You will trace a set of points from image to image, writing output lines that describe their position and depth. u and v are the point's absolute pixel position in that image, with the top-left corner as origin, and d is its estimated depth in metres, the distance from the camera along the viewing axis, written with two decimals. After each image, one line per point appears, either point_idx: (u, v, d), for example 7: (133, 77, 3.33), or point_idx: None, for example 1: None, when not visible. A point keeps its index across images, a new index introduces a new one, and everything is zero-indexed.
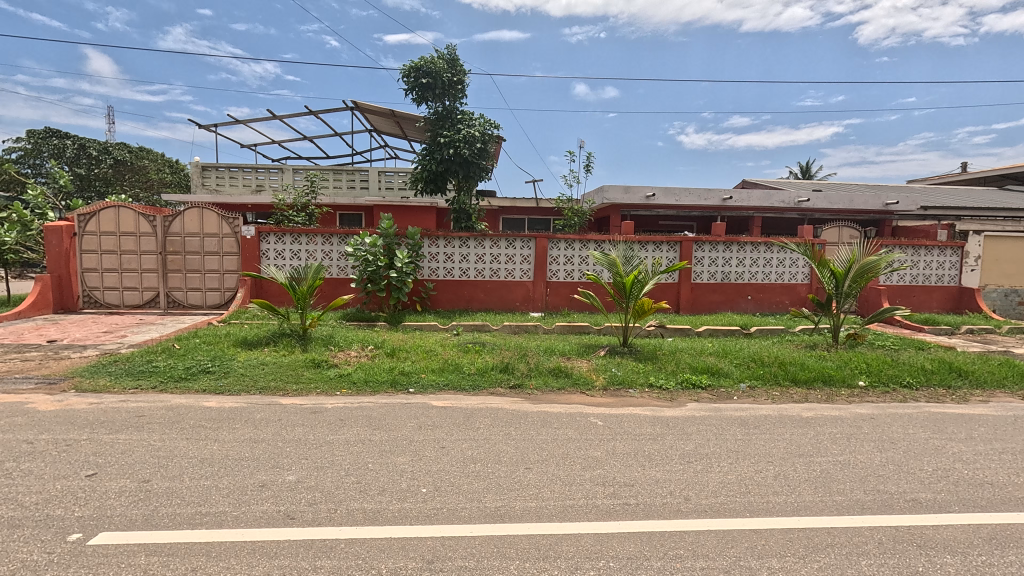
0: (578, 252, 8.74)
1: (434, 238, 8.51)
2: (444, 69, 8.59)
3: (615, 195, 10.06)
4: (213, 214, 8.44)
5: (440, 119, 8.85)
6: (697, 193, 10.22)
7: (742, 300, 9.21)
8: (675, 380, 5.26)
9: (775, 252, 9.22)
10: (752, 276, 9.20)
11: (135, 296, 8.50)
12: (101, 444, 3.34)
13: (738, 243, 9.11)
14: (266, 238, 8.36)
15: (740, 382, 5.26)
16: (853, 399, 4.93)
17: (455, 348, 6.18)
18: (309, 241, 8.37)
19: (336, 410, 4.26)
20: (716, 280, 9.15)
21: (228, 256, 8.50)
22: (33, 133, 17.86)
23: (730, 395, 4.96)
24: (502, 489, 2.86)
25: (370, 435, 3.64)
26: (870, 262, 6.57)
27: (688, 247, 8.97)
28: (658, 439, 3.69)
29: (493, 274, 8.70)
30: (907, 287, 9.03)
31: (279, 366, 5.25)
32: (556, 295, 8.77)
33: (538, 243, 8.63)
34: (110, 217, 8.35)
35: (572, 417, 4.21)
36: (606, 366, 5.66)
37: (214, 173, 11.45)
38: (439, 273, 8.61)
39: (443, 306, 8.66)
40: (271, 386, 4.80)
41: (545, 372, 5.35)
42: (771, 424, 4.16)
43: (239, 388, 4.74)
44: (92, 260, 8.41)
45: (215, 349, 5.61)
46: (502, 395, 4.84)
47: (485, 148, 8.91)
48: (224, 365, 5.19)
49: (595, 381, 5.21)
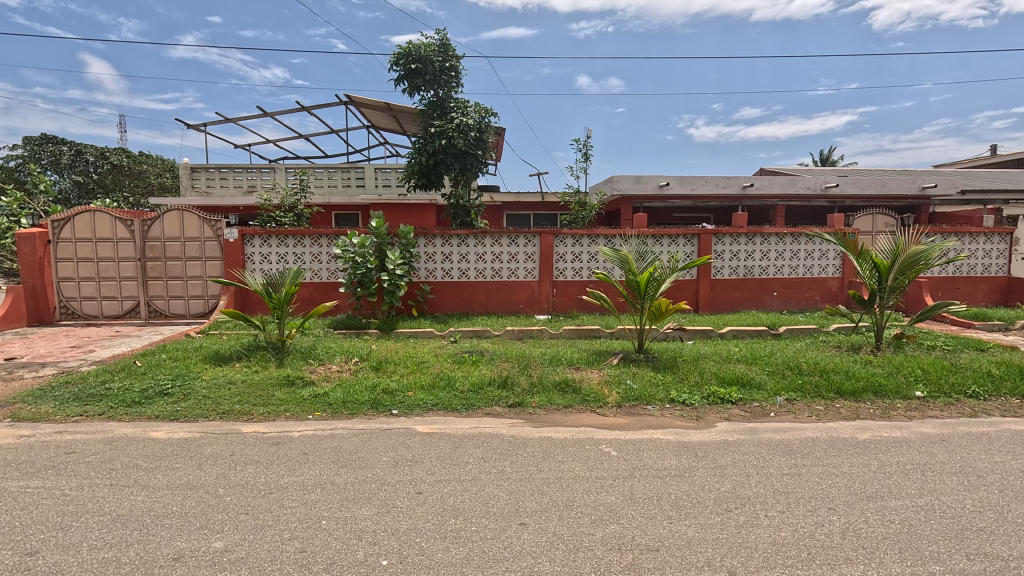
0: (586, 248, 8.05)
1: (430, 236, 7.86)
2: (434, 54, 7.92)
3: (625, 185, 9.34)
4: (194, 216, 7.88)
5: (432, 108, 8.20)
6: (714, 181, 9.45)
7: (767, 296, 8.44)
8: (700, 395, 4.53)
9: (803, 243, 8.43)
10: (777, 270, 8.43)
11: (115, 306, 7.99)
12: (3, 496, 2.74)
13: (762, 235, 8.35)
14: (250, 240, 7.80)
15: (776, 395, 4.52)
16: (914, 415, 4.17)
17: (449, 360, 5.52)
18: (297, 244, 7.78)
19: (302, 441, 3.63)
20: (738, 276, 8.40)
21: (210, 261, 7.95)
22: (29, 139, 17.40)
23: (767, 412, 4.24)
24: (486, 561, 2.18)
25: (333, 477, 3.00)
26: (920, 252, 5.78)
27: (707, 239, 8.22)
28: (686, 476, 2.99)
29: (495, 275, 8.04)
30: (950, 278, 8.19)
31: (248, 385, 4.64)
32: (564, 296, 8.10)
33: (543, 239, 7.94)
34: (86, 221, 7.84)
35: (579, 446, 3.52)
36: (620, 378, 4.95)
37: (204, 174, 10.93)
38: (436, 274, 7.96)
39: (441, 310, 8.01)
40: (235, 411, 4.19)
41: (549, 386, 4.66)
42: (822, 451, 3.44)
43: (197, 413, 4.14)
44: (69, 268, 7.91)
45: (180, 366, 5.01)
46: (498, 417, 4.16)
47: (481, 137, 8.24)
48: (185, 386, 4.58)
49: (608, 397, 4.52)
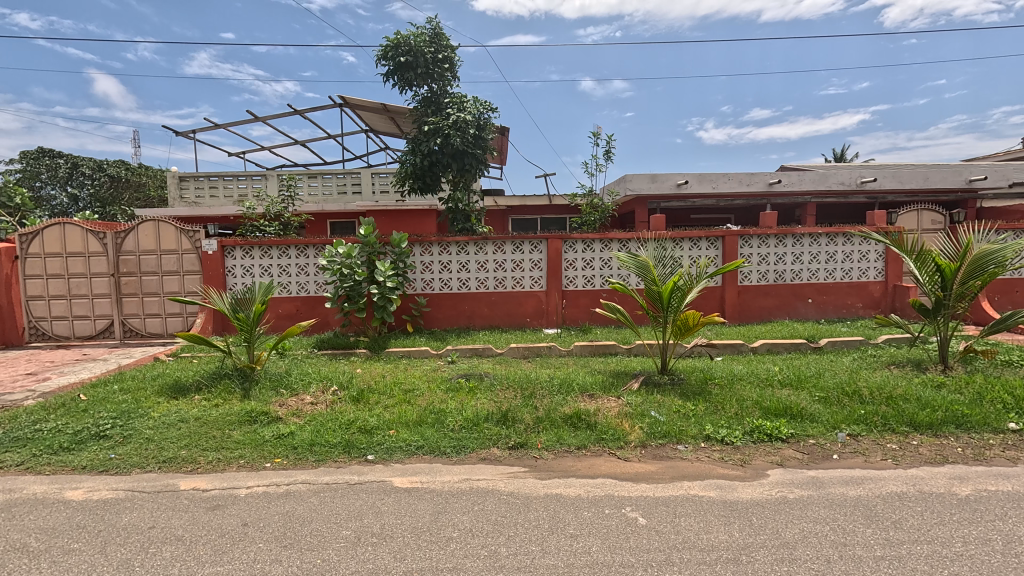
0: (598, 254, 7.28)
1: (427, 243, 7.14)
2: (425, 44, 7.23)
3: (639, 185, 8.48)
4: (170, 227, 7.26)
5: (425, 105, 7.52)
6: (737, 178, 8.54)
7: (801, 303, 7.60)
8: (741, 430, 3.71)
9: (840, 245, 7.58)
10: (811, 275, 7.59)
11: (87, 326, 7.38)
12: None
13: (794, 235, 7.52)
14: (231, 252, 7.18)
15: (835, 431, 3.71)
16: (1017, 456, 3.32)
17: (441, 387, 4.77)
18: (282, 255, 7.14)
19: (247, 503, 2.89)
20: (769, 282, 7.58)
21: (188, 275, 7.32)
22: (26, 153, 17.15)
23: (829, 454, 3.42)
24: None
25: (267, 568, 2.25)
26: (995, 251, 4.91)
27: (732, 241, 7.42)
28: (744, 565, 2.19)
29: (498, 285, 7.30)
30: (1011, 281, 7.25)
31: (201, 425, 3.92)
32: (574, 308, 7.33)
33: (550, 245, 7.20)
34: (56, 235, 7.26)
35: (597, 511, 2.72)
36: (643, 408, 4.15)
37: (192, 183, 10.35)
38: (433, 285, 7.23)
39: (439, 325, 7.27)
40: (179, 459, 3.47)
41: (557, 421, 3.89)
42: (917, 515, 2.61)
43: (132, 462, 3.42)
44: (38, 286, 7.33)
45: (128, 400, 4.31)
46: (494, 464, 3.39)
47: (480, 134, 7.51)
48: (127, 426, 3.87)
49: (629, 434, 3.74)
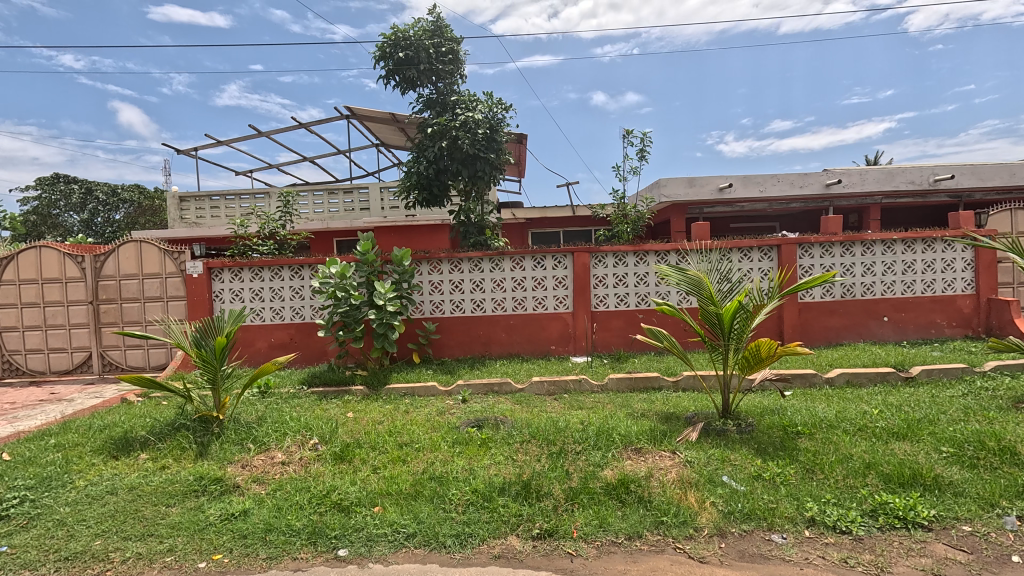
0: (633, 268, 6.30)
1: (435, 260, 6.27)
2: (426, 38, 6.49)
3: (675, 190, 7.49)
4: (153, 248, 6.55)
5: (430, 106, 6.73)
6: (788, 180, 7.46)
7: (875, 322, 6.46)
8: (858, 510, 2.64)
9: (919, 253, 6.43)
10: (886, 289, 6.46)
11: (63, 359, 6.67)
12: None
13: (864, 242, 6.40)
14: (218, 275, 6.43)
15: (997, 512, 2.60)
16: None
17: (447, 438, 3.80)
18: (274, 277, 6.38)
19: None
20: (834, 297, 6.46)
21: (173, 302, 6.57)
22: (42, 179, 17.03)
23: (1006, 555, 2.32)
24: None
25: None
26: None
27: (790, 251, 6.35)
28: None
29: (518, 306, 6.35)
30: None
31: (134, 499, 3.02)
32: (606, 332, 6.32)
33: (577, 259, 6.24)
34: (32, 259, 6.62)
35: None
36: (712, 473, 3.11)
37: (194, 203, 9.76)
38: (443, 308, 6.32)
39: (450, 354, 6.33)
40: (86, 555, 2.55)
41: (596, 494, 2.88)
42: None
43: (23, 561, 2.52)
44: (13, 316, 6.67)
45: (57, 461, 3.46)
46: (512, 568, 2.39)
47: (493, 136, 6.63)
48: (39, 501, 2.99)
49: (695, 512, 2.72)
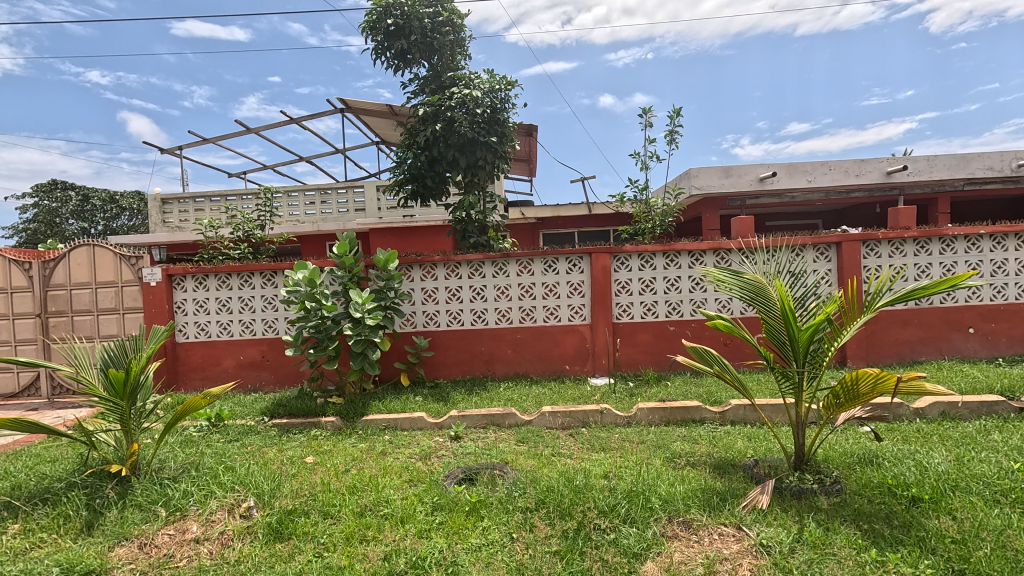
0: (663, 271, 5.27)
1: (428, 264, 5.32)
2: (419, 4, 5.56)
3: (709, 180, 6.45)
4: (108, 252, 5.71)
5: (424, 84, 5.81)
6: (842, 167, 6.37)
7: (959, 335, 5.34)
8: None
9: (1013, 250, 5.29)
10: (972, 295, 5.33)
11: (9, 381, 5.85)
12: None
13: (944, 238, 5.29)
14: (179, 283, 5.56)
15: None
16: None
17: (425, 499, 2.84)
18: (244, 284, 5.51)
19: None
20: (909, 305, 5.35)
21: (130, 314, 5.72)
22: (39, 185, 16.47)
23: None
24: None
25: None
26: None
27: (853, 249, 5.28)
28: None
29: (526, 318, 5.36)
30: None
31: None
32: (631, 348, 5.31)
33: (595, 261, 5.24)
34: None
35: None
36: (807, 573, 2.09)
37: (176, 206, 8.98)
38: (438, 320, 5.37)
39: (446, 374, 5.36)
40: None
41: None
42: None
43: None
44: None
45: None
46: None
47: (497, 119, 5.66)
48: None
49: None
